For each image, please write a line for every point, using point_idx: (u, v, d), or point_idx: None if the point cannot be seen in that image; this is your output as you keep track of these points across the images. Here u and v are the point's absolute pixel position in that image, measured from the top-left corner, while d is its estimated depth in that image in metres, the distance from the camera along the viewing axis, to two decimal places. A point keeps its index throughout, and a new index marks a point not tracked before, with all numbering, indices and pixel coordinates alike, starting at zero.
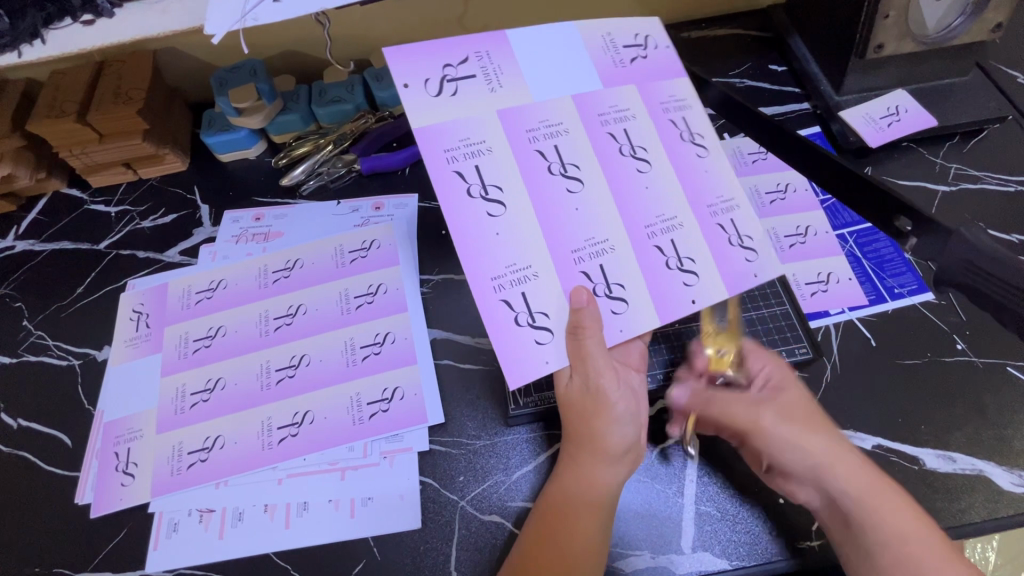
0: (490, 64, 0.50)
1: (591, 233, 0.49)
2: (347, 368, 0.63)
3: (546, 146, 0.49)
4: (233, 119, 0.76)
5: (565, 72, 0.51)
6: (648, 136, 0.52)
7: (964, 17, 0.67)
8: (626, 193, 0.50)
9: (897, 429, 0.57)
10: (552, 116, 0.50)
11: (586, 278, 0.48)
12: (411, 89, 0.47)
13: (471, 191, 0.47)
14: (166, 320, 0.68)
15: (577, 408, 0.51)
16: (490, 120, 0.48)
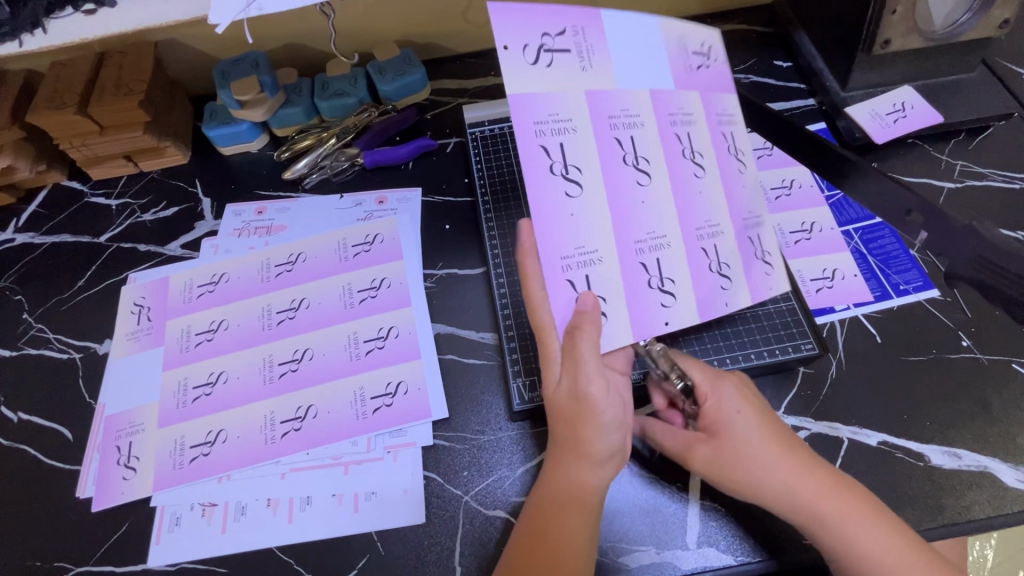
0: (582, 41, 0.46)
1: (653, 227, 0.48)
2: (351, 362, 0.62)
3: (624, 135, 0.47)
4: (235, 112, 0.76)
5: (642, 65, 0.48)
6: (703, 143, 0.51)
7: (972, 13, 0.67)
8: (683, 196, 0.50)
9: (902, 425, 0.57)
10: (631, 104, 0.47)
11: (644, 271, 0.48)
12: (512, 48, 0.43)
13: (552, 168, 0.44)
14: (168, 314, 0.68)
15: (564, 411, 0.48)
16: (578, 93, 0.45)
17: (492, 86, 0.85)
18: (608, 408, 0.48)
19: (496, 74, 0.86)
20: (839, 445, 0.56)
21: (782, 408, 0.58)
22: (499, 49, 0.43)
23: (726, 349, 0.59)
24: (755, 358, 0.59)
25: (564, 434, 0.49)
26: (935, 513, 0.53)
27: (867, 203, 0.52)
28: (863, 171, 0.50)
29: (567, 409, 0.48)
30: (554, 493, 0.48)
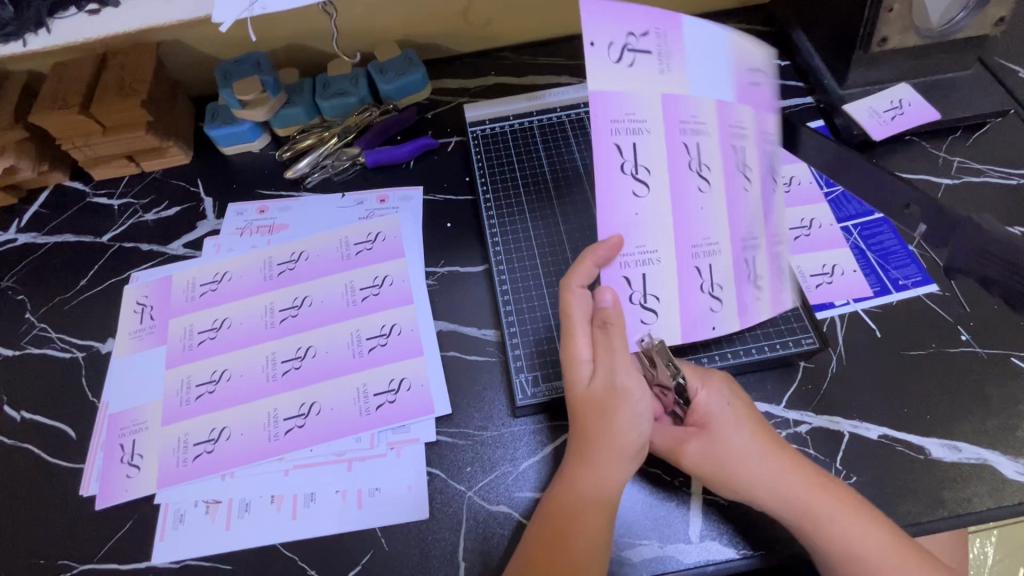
0: (663, 42, 0.44)
1: (707, 233, 0.48)
2: (354, 359, 0.63)
3: (691, 143, 0.45)
4: (237, 111, 0.76)
5: (713, 74, 0.45)
6: (756, 159, 0.48)
7: (967, 11, 0.68)
8: (736, 202, 0.48)
9: (902, 417, 0.57)
10: (702, 111, 0.45)
11: (697, 274, 0.49)
12: (597, 47, 0.42)
13: (622, 167, 0.44)
14: (171, 312, 0.68)
15: (596, 405, 0.49)
16: (651, 101, 0.44)
17: (493, 85, 0.85)
18: (636, 405, 0.49)
19: (497, 74, 0.86)
20: (840, 438, 0.56)
21: (782, 402, 0.59)
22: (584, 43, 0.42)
23: (726, 344, 0.60)
24: (756, 353, 0.59)
25: (592, 430, 0.49)
26: (935, 505, 0.53)
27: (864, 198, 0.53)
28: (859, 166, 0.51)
29: (600, 403, 0.49)
30: (577, 488, 0.49)
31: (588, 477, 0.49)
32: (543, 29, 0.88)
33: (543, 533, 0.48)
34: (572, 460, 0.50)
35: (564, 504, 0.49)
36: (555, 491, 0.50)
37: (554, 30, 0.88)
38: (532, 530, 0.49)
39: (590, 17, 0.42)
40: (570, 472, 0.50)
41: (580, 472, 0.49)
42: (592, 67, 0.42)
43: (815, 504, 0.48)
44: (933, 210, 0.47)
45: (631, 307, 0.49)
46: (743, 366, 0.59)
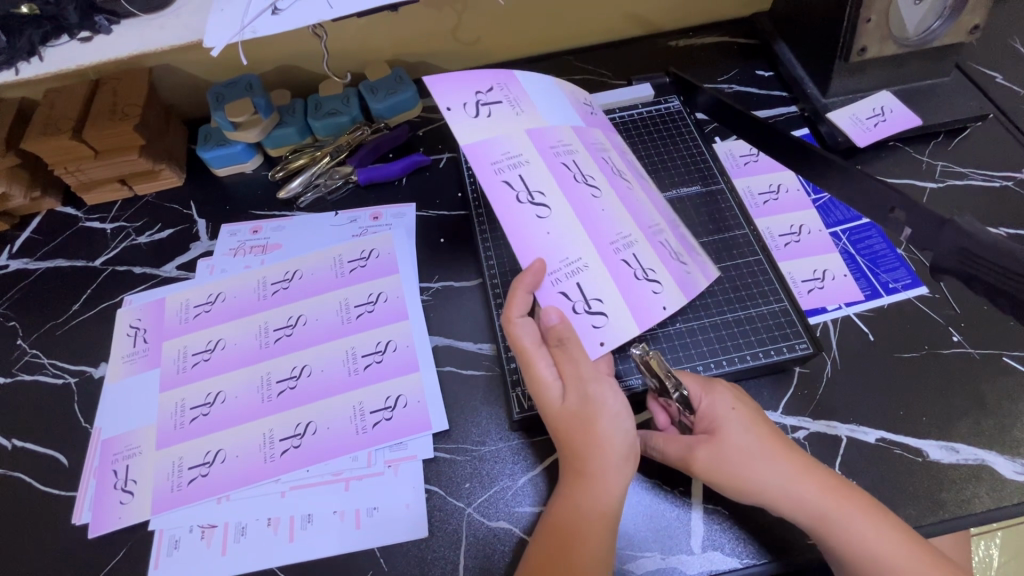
0: (509, 94, 0.59)
1: (619, 228, 0.56)
2: (350, 378, 0.62)
3: (567, 160, 0.58)
4: (230, 133, 0.77)
5: (556, 113, 0.61)
6: (623, 166, 0.63)
7: (942, 20, 0.70)
8: (626, 201, 0.59)
9: (898, 419, 0.57)
10: (562, 137, 0.59)
11: (626, 265, 0.55)
12: (459, 112, 0.55)
13: (519, 198, 0.54)
14: (164, 335, 0.67)
15: (577, 416, 0.50)
16: (517, 137, 0.56)
17: None
18: (612, 408, 0.49)
19: None
20: (838, 443, 0.56)
21: (780, 408, 0.59)
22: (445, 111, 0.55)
23: (722, 352, 0.59)
24: (752, 359, 0.59)
25: (580, 445, 0.49)
26: (935, 507, 0.53)
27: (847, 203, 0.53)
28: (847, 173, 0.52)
29: (579, 413, 0.50)
30: (578, 508, 0.48)
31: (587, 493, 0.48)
32: (530, 45, 0.89)
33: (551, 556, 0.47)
34: (569, 477, 0.50)
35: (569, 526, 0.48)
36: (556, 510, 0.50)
37: (542, 46, 0.90)
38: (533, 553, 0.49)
39: (443, 94, 0.56)
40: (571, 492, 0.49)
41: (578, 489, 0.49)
42: (458, 126, 0.54)
43: (833, 507, 0.48)
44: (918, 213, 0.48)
45: (579, 317, 0.53)
46: (739, 373, 0.59)
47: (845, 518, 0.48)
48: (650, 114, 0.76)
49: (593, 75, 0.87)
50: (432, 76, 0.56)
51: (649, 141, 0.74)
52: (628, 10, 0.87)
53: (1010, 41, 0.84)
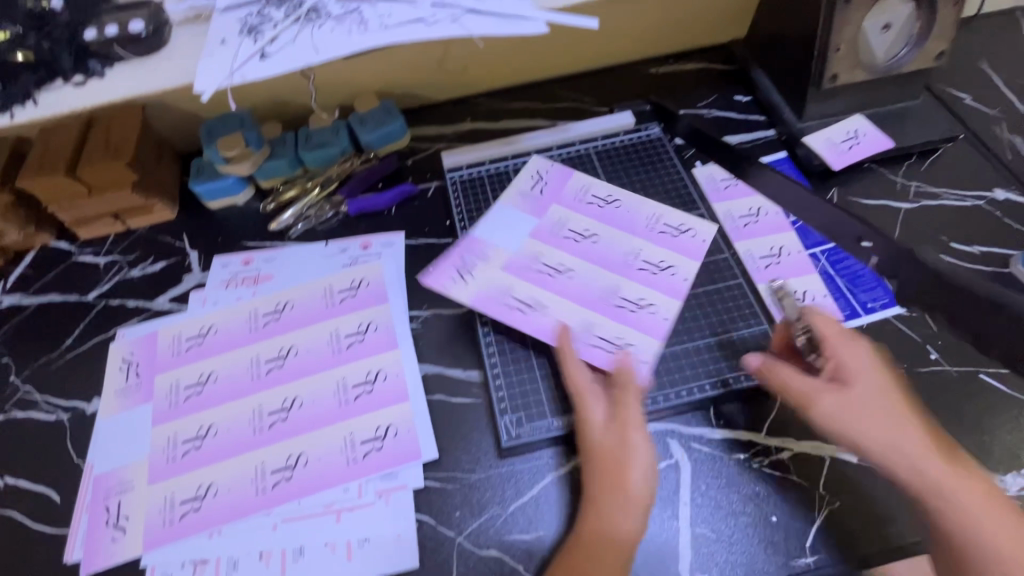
0: (475, 253, 0.70)
1: (600, 280, 0.67)
2: (340, 408, 0.63)
3: (540, 261, 0.68)
4: (221, 167, 0.79)
5: (513, 225, 0.72)
6: (585, 222, 0.72)
7: (909, 47, 0.73)
8: (598, 255, 0.69)
9: None
10: (532, 250, 0.69)
11: (619, 302, 0.65)
12: (455, 284, 0.68)
13: (523, 311, 0.65)
14: (157, 368, 0.68)
15: (610, 450, 0.55)
16: (495, 274, 0.68)
17: (470, 130, 0.89)
18: (643, 456, 0.55)
19: (473, 120, 0.90)
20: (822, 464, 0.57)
21: (764, 430, 0.59)
22: (450, 294, 0.67)
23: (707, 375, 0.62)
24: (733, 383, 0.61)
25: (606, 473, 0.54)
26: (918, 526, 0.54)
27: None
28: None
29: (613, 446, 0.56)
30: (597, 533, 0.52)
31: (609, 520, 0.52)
32: (515, 75, 0.92)
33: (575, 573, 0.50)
34: (590, 501, 0.54)
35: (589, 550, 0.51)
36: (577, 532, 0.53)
37: (527, 75, 0.92)
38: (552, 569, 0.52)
39: (434, 279, 0.69)
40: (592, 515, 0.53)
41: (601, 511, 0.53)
42: (459, 296, 0.67)
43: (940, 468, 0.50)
44: None
45: (620, 352, 0.62)
46: (723, 395, 0.61)
47: (965, 500, 0.48)
48: (633, 141, 0.80)
49: (577, 102, 0.89)
50: (426, 271, 0.69)
51: (633, 165, 0.78)
52: (609, 39, 0.90)
53: (977, 64, 0.87)
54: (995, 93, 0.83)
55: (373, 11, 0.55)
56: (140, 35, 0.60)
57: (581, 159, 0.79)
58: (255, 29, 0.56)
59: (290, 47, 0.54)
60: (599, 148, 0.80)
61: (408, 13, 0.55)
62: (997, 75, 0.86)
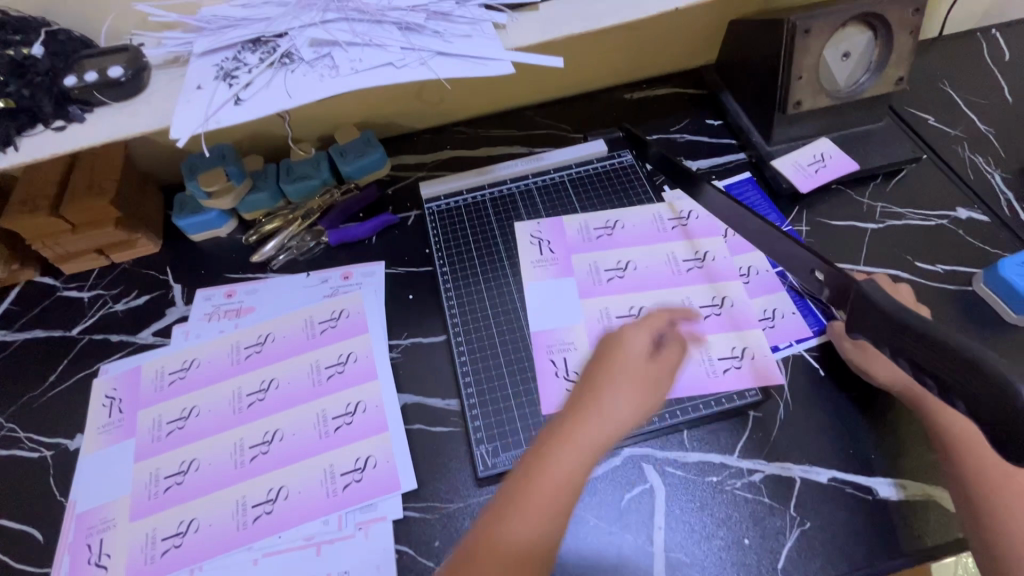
0: (554, 353, 0.67)
1: (672, 303, 0.69)
2: (321, 440, 0.64)
3: (610, 319, 0.68)
4: (204, 201, 0.81)
5: (560, 298, 0.71)
6: (607, 257, 0.73)
7: (869, 74, 0.76)
8: (650, 280, 0.71)
9: (848, 458, 0.59)
10: (593, 309, 0.69)
11: (697, 308, 0.68)
12: (573, 392, 0.63)
13: None
14: (140, 404, 0.69)
15: (568, 436, 0.47)
16: (592, 359, 0.65)
17: (450, 158, 0.90)
18: (623, 408, 0.48)
19: (452, 148, 0.91)
20: (791, 484, 0.58)
21: (736, 452, 0.61)
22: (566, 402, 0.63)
23: (679, 403, 0.62)
24: (703, 409, 0.62)
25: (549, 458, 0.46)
26: (885, 545, 0.55)
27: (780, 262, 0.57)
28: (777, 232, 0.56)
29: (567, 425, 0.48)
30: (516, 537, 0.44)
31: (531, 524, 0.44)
32: (493, 103, 0.93)
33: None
34: (508, 501, 0.45)
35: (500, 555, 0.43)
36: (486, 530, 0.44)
37: (505, 104, 0.94)
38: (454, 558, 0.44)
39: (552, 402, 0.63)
40: (510, 514, 0.44)
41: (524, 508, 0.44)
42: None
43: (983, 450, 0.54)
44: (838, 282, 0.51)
45: (746, 362, 0.64)
46: (695, 419, 0.62)
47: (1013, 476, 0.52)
48: (606, 168, 0.82)
49: (553, 129, 0.91)
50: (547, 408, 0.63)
51: (607, 191, 0.80)
52: (584, 67, 0.92)
53: (940, 85, 0.89)
54: (958, 113, 0.86)
55: (344, 56, 0.57)
56: (119, 80, 0.60)
57: (555, 186, 0.81)
58: (230, 75, 0.58)
59: (264, 92, 0.56)
60: (573, 175, 0.82)
61: (379, 57, 0.57)
62: (959, 95, 0.88)
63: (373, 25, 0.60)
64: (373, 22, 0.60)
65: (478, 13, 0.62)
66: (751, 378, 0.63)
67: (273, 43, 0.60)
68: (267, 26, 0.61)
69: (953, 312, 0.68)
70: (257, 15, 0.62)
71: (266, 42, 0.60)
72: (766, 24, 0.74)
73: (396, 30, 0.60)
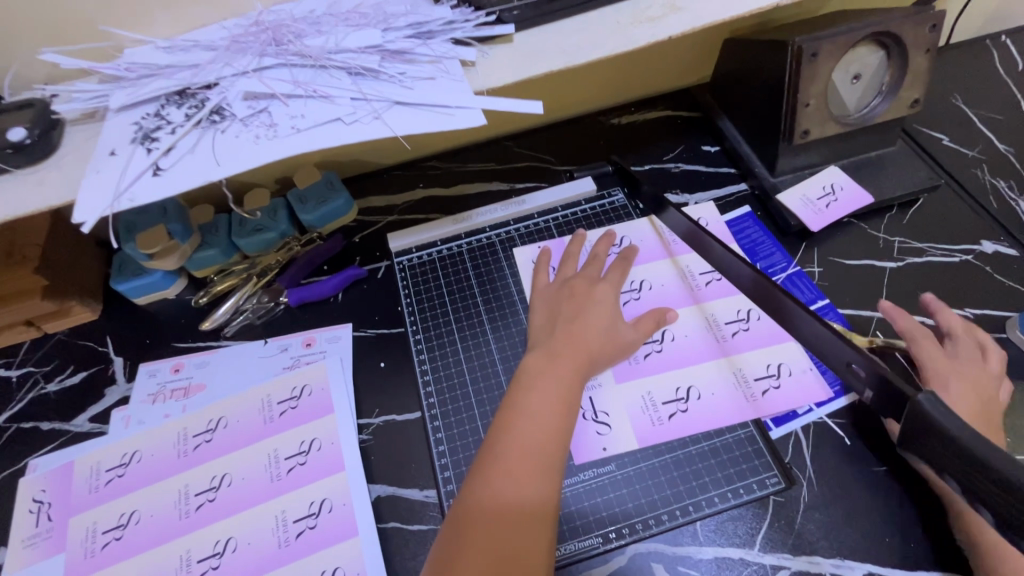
0: (603, 464, 0.57)
1: (718, 374, 0.61)
2: (280, 550, 0.55)
3: (657, 406, 0.60)
4: (146, 263, 0.71)
5: (596, 383, 0.61)
6: None
7: (881, 96, 0.68)
8: (691, 353, 0.62)
9: (888, 550, 0.52)
10: (636, 396, 0.60)
11: (747, 376, 0.60)
12: (605, 436, 0.58)
13: (703, 489, 0.55)
14: (72, 509, 0.60)
15: (534, 391, 0.53)
16: (621, 395, 0.60)
17: (422, 198, 0.81)
18: (592, 329, 0.59)
19: (425, 186, 0.82)
20: None
21: (757, 545, 0.53)
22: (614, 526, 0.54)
23: (688, 495, 0.55)
24: (719, 501, 0.55)
25: (513, 421, 0.51)
26: None
27: (808, 347, 0.48)
28: (796, 314, 0.47)
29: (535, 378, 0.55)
30: (500, 498, 0.47)
31: (513, 482, 0.48)
32: (469, 135, 0.85)
33: (483, 539, 0.46)
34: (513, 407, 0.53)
35: (490, 522, 0.46)
36: (467, 501, 0.48)
37: (482, 134, 0.85)
38: (443, 535, 0.48)
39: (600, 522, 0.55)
40: (488, 477, 0.48)
41: (501, 468, 0.49)
42: (627, 448, 0.58)
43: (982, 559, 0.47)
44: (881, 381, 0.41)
45: (785, 381, 0.60)
46: (710, 512, 0.55)
47: None
48: (594, 210, 0.75)
49: (535, 161, 0.83)
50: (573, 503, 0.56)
51: (595, 236, 0.72)
52: (566, 92, 0.83)
53: (951, 99, 0.82)
54: (973, 130, 0.79)
55: (283, 111, 0.49)
56: (22, 142, 0.51)
57: (539, 234, 0.74)
58: (150, 136, 0.49)
59: (188, 160, 0.47)
60: (557, 220, 0.75)
61: (324, 111, 0.49)
62: (973, 110, 0.81)
63: (317, 71, 0.51)
64: (318, 68, 0.52)
65: (443, 49, 0.53)
66: (793, 398, 0.59)
67: (201, 95, 0.51)
68: (194, 75, 0.52)
69: None
70: (184, 62, 0.53)
71: (192, 95, 0.51)
72: (764, 45, 0.66)
73: (345, 77, 0.51)
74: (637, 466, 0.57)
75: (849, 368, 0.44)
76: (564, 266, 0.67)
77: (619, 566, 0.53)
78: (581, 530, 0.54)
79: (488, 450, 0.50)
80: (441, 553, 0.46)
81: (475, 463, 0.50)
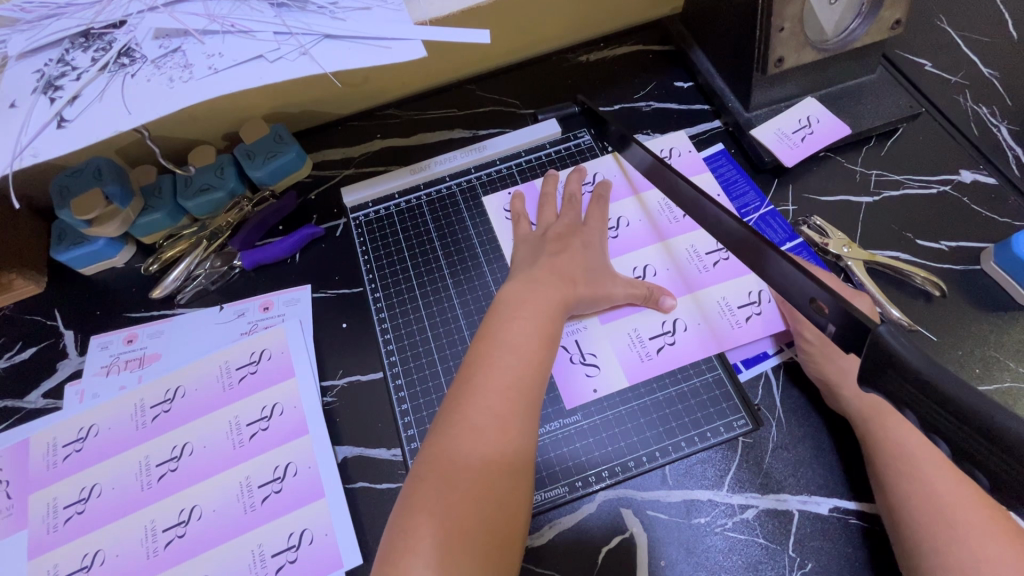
0: (585, 408, 0.56)
1: (701, 305, 0.60)
2: (246, 515, 0.55)
3: (645, 340, 0.58)
4: (86, 230, 0.66)
5: (580, 328, 0.59)
6: (625, 265, 0.63)
7: (861, 18, 0.64)
8: (673, 287, 0.61)
9: (855, 483, 0.52)
10: (622, 332, 0.59)
11: (729, 305, 0.59)
12: (594, 377, 0.57)
13: (672, 433, 0.55)
14: (30, 486, 0.58)
15: (509, 332, 0.52)
16: (605, 335, 0.59)
17: (379, 150, 0.76)
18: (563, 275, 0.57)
19: (383, 137, 0.77)
20: (789, 520, 0.51)
21: (725, 486, 0.53)
22: (583, 475, 0.54)
23: (655, 442, 0.55)
24: (687, 446, 0.54)
25: (489, 368, 0.49)
26: None
27: (773, 287, 0.46)
28: (763, 254, 0.44)
29: (508, 320, 0.53)
30: (481, 448, 0.45)
31: (489, 431, 0.46)
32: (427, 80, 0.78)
33: (464, 489, 0.44)
34: (488, 350, 0.51)
35: (468, 470, 0.45)
36: (443, 450, 0.46)
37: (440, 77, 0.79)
38: (418, 488, 0.45)
39: (569, 471, 0.54)
40: (463, 427, 0.46)
41: (480, 417, 0.47)
42: (615, 387, 0.57)
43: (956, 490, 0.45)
44: (844, 315, 0.39)
45: (767, 305, 0.59)
46: (679, 457, 0.54)
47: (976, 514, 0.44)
48: (560, 153, 0.71)
49: (499, 105, 0.78)
50: (543, 453, 0.55)
51: (562, 182, 0.68)
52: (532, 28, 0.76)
53: (935, 21, 0.77)
54: (957, 54, 0.75)
55: (198, 50, 0.44)
56: None
57: (503, 181, 0.70)
58: (53, 84, 0.44)
59: (96, 110, 0.43)
60: (521, 166, 0.71)
61: (245, 48, 0.44)
62: (958, 33, 0.76)
63: (237, 4, 0.46)
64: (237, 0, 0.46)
65: None
66: (776, 321, 0.58)
67: (109, 36, 0.46)
68: (97, 14, 0.47)
69: (961, 297, 0.60)
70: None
71: (98, 36, 0.46)
72: None
73: (267, 9, 0.46)
74: (604, 415, 0.56)
75: (813, 306, 0.42)
76: (539, 208, 0.65)
77: (588, 513, 0.53)
78: (549, 480, 0.54)
79: (464, 398, 0.48)
80: (418, 506, 0.44)
81: (447, 414, 0.48)
